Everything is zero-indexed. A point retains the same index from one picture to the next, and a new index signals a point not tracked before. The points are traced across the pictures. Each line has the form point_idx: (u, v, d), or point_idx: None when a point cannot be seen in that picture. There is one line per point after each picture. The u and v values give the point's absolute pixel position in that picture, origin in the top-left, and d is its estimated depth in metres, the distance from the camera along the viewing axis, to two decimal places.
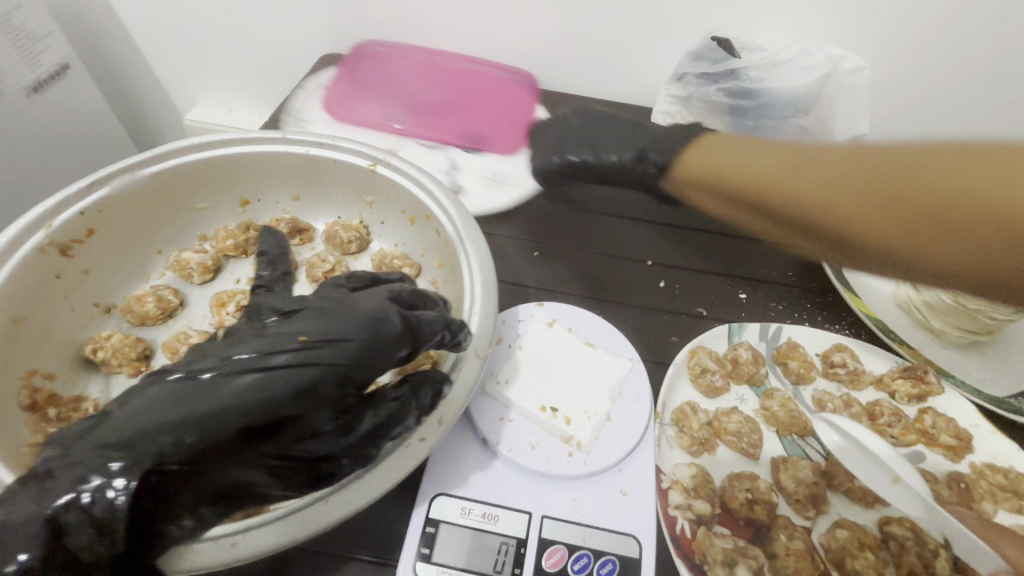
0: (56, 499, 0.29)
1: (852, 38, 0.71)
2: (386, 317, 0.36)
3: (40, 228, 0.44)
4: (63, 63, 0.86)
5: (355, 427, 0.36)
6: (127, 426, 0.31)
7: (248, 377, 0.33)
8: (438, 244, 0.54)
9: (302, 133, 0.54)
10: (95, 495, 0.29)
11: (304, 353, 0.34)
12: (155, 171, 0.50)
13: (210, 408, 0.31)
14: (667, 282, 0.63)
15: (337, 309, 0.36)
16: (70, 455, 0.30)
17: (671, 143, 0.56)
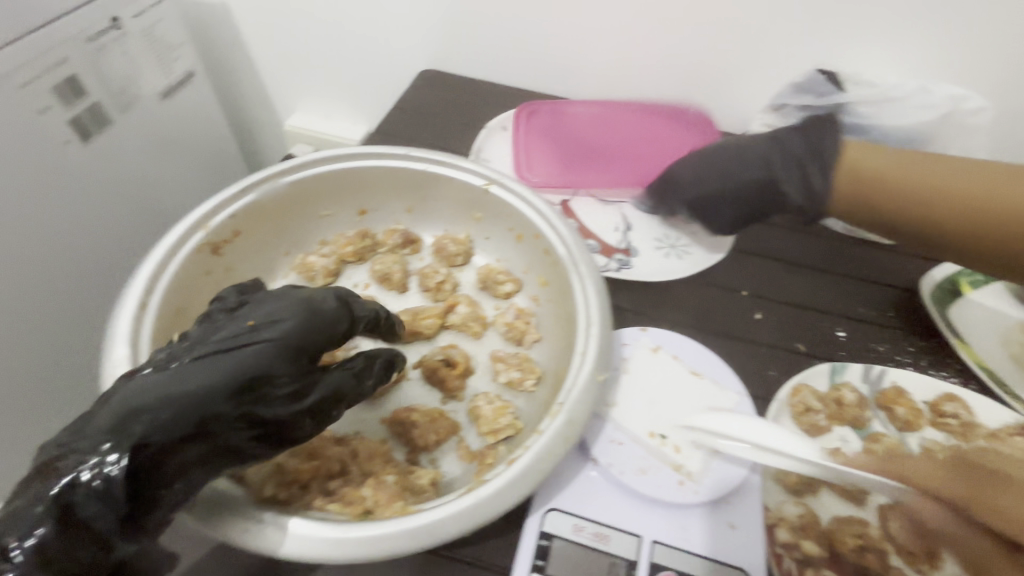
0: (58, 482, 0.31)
1: (970, 75, 0.69)
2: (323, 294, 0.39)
3: (200, 227, 0.49)
4: (189, 71, 0.93)
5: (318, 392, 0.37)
6: (112, 411, 0.32)
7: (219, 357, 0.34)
8: (545, 263, 0.56)
9: (424, 151, 0.58)
10: (93, 475, 0.31)
11: (254, 330, 0.35)
12: (293, 180, 0.54)
13: (178, 388, 0.33)
14: (762, 314, 0.63)
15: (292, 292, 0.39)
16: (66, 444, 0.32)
17: (797, 158, 0.58)
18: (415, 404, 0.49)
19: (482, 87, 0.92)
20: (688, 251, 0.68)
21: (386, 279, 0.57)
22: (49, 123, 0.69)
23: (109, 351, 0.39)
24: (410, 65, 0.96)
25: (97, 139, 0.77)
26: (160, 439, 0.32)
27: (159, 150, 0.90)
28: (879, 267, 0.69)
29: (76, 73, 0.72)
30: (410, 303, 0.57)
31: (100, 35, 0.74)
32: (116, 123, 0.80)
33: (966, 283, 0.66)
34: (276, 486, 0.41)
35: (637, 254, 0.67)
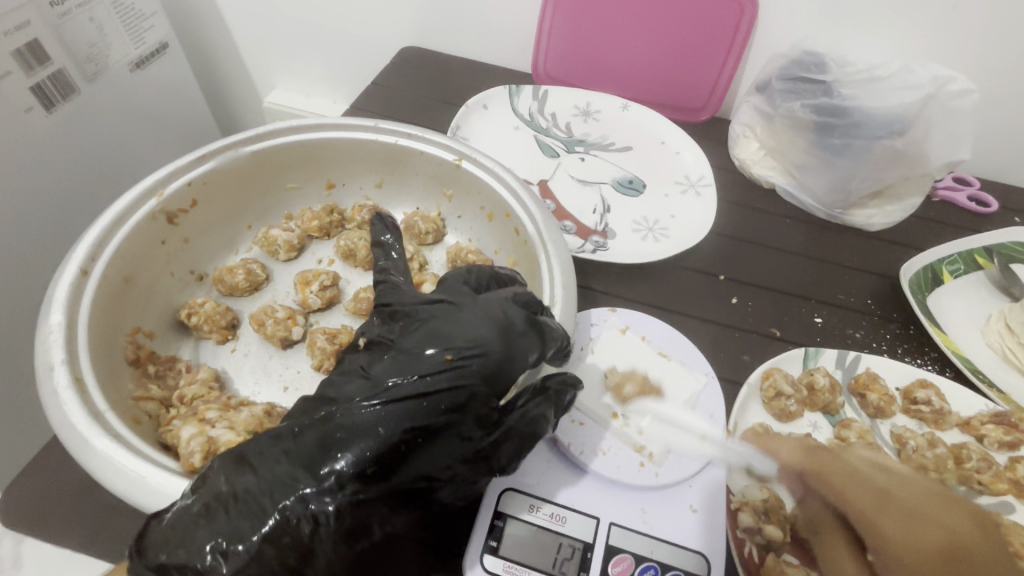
0: (261, 525, 0.30)
1: (940, 49, 0.70)
2: (510, 321, 0.37)
3: (152, 195, 0.47)
4: (161, 42, 0.90)
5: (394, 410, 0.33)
6: (311, 441, 0.32)
7: (302, 449, 0.32)
8: (515, 243, 0.55)
9: (394, 123, 0.56)
10: (301, 509, 0.31)
11: (455, 364, 0.35)
12: (256, 150, 0.52)
13: (377, 427, 0.33)
14: (739, 298, 0.62)
15: (467, 307, 0.38)
16: (283, 486, 0.31)
17: None
18: None
19: (466, 64, 0.90)
20: (666, 234, 0.67)
21: (351, 255, 0.55)
22: (10, 88, 0.67)
23: (45, 318, 0.37)
24: (391, 39, 0.94)
25: (62, 108, 0.74)
26: (340, 478, 0.31)
27: (131, 124, 0.88)
28: (858, 254, 0.69)
29: (38, 37, 0.69)
30: (376, 280, 0.56)
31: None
32: (82, 92, 0.77)
33: (947, 271, 0.66)
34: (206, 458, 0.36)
35: (614, 236, 0.66)
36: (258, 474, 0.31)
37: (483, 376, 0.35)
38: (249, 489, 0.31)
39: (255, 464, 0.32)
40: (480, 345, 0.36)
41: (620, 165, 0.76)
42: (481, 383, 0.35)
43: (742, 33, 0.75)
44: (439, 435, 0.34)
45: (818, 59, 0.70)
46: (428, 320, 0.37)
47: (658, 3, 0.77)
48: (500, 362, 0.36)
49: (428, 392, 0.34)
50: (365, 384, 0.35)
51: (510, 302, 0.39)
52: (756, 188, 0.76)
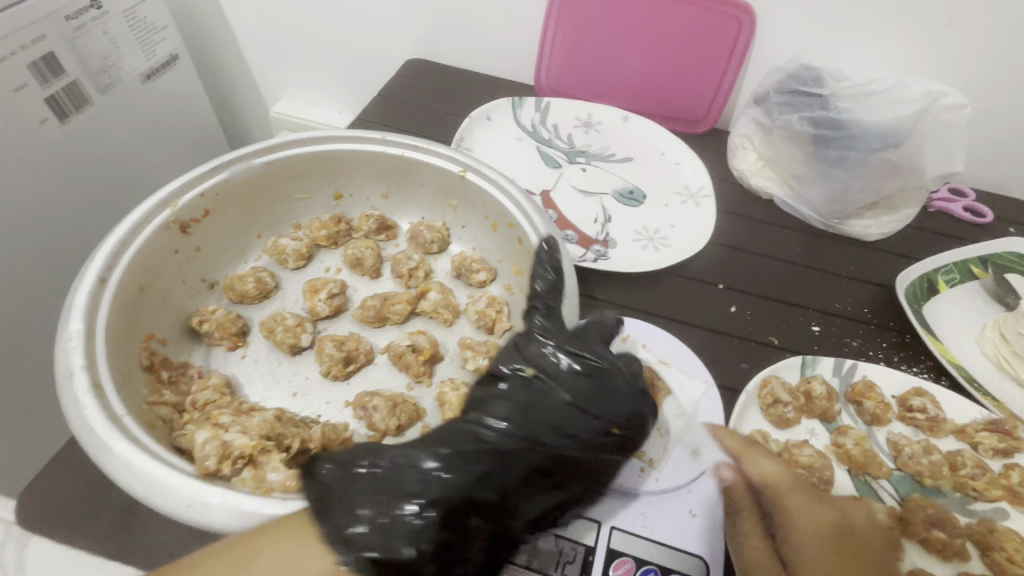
0: (373, 532, 0.32)
1: (934, 63, 0.72)
2: (617, 363, 0.46)
3: (167, 205, 0.48)
4: (172, 54, 0.92)
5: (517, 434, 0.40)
6: (438, 457, 0.37)
7: (428, 463, 0.37)
8: (519, 252, 0.56)
9: (401, 135, 0.58)
10: (410, 517, 0.33)
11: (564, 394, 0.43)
12: (268, 162, 0.54)
13: (499, 443, 0.39)
14: (738, 307, 0.63)
15: (577, 352, 0.46)
16: (404, 493, 0.35)
17: None
18: (380, 389, 0.48)
19: (470, 76, 0.92)
20: (666, 244, 0.68)
21: (358, 264, 0.57)
22: (26, 100, 0.68)
23: (64, 325, 0.38)
24: (396, 51, 0.96)
25: (76, 119, 0.76)
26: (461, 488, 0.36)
27: (141, 134, 0.90)
28: (854, 264, 0.70)
29: (53, 50, 0.71)
30: (382, 288, 0.57)
31: (79, 13, 0.74)
32: (95, 103, 0.79)
33: (942, 281, 0.67)
34: (219, 461, 0.38)
35: (615, 246, 0.67)
36: (377, 484, 0.35)
37: (578, 407, 0.42)
38: (349, 497, 0.34)
39: (375, 477, 0.36)
40: (594, 381, 0.44)
41: (621, 175, 0.77)
42: (589, 408, 0.43)
43: (740, 47, 0.77)
44: (546, 458, 0.40)
45: (814, 73, 0.72)
46: (542, 362, 0.45)
47: (657, 18, 0.79)
48: (589, 404, 0.43)
49: (539, 416, 0.41)
50: (483, 410, 0.42)
51: (608, 347, 0.48)
52: (754, 199, 0.77)
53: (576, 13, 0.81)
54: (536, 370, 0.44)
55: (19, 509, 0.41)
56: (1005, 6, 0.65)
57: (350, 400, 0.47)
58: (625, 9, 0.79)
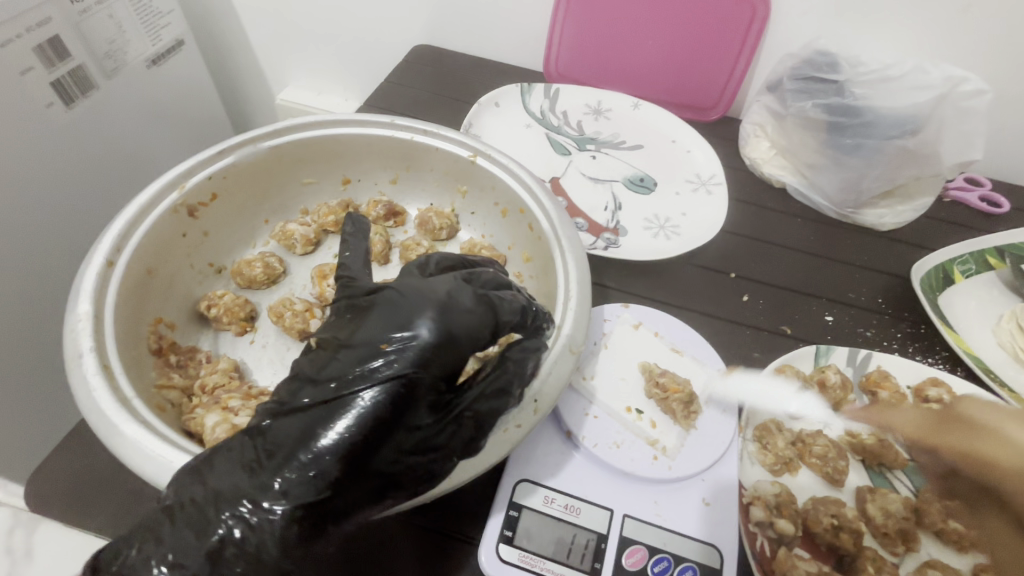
0: (215, 533, 0.30)
1: (953, 49, 0.70)
2: (461, 299, 0.36)
3: (174, 188, 0.47)
4: (177, 39, 0.91)
5: (342, 406, 0.32)
6: (267, 443, 0.33)
7: (256, 453, 0.32)
8: (529, 239, 0.55)
9: (410, 119, 0.57)
10: (255, 514, 0.31)
11: (396, 348, 0.33)
12: (275, 145, 0.53)
13: (336, 426, 0.32)
14: (750, 296, 0.62)
15: (415, 292, 0.36)
16: (234, 490, 0.31)
17: None
18: None
19: (478, 62, 0.91)
20: (677, 232, 0.67)
21: None
22: (31, 84, 0.68)
23: (73, 307, 0.38)
24: (403, 36, 0.94)
25: (81, 104, 0.75)
26: (297, 477, 0.31)
27: (147, 120, 0.89)
28: (868, 254, 0.69)
29: (59, 33, 0.70)
30: (391, 275, 0.57)
31: None
32: (101, 88, 0.78)
33: (958, 271, 0.66)
34: None
35: (625, 234, 0.66)
36: (219, 480, 0.32)
37: (421, 357, 0.33)
38: (198, 498, 0.32)
39: (213, 470, 0.32)
40: (438, 326, 0.34)
41: (631, 163, 0.76)
42: (434, 363, 0.34)
43: (753, 33, 0.76)
44: (400, 426, 0.33)
45: (831, 59, 0.70)
46: (374, 308, 0.36)
47: (669, 3, 0.77)
48: (439, 357, 0.34)
49: (371, 377, 0.33)
50: (310, 381, 0.34)
51: (461, 283, 0.37)
52: (766, 187, 0.76)
53: None
54: (377, 322, 0.35)
55: (30, 493, 0.41)
56: None
57: None
58: None
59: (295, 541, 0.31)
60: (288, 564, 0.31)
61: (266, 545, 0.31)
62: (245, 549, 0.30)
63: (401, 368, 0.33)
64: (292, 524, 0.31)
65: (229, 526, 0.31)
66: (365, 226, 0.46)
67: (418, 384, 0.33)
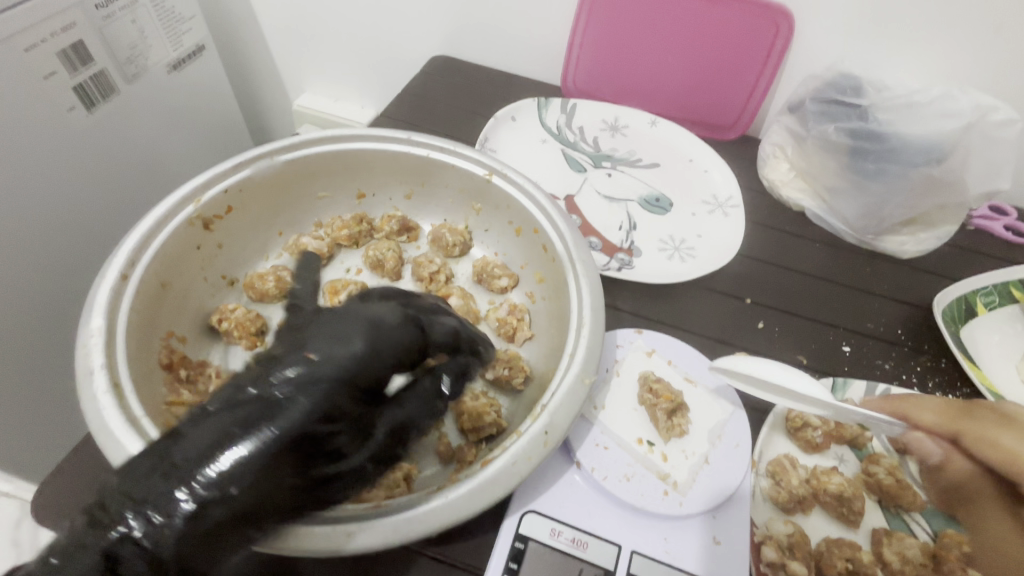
0: (116, 533, 0.29)
1: (981, 76, 0.69)
2: (391, 317, 0.39)
3: (191, 201, 0.47)
4: (198, 45, 0.92)
5: (270, 407, 0.33)
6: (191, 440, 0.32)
7: (175, 451, 0.31)
8: (543, 260, 0.55)
9: (427, 136, 0.56)
10: (166, 514, 0.29)
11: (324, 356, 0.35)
12: (292, 159, 0.53)
13: (262, 426, 0.32)
14: (766, 323, 0.61)
15: (345, 312, 0.38)
16: (141, 487, 0.30)
17: None
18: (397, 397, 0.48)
19: (496, 75, 0.90)
20: (692, 254, 0.67)
21: (380, 266, 0.56)
22: (55, 88, 0.69)
23: (86, 321, 0.38)
24: (422, 47, 0.95)
25: (102, 108, 0.76)
26: (214, 475, 0.30)
27: (166, 124, 0.90)
28: (888, 282, 0.67)
29: (83, 38, 0.71)
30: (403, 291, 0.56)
31: (110, 2, 0.74)
32: (123, 92, 0.79)
33: (981, 303, 0.65)
34: None
35: (640, 255, 0.66)
36: (133, 477, 0.30)
37: (349, 369, 0.36)
38: (111, 496, 0.30)
39: (130, 467, 0.31)
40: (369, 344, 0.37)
41: (648, 181, 0.76)
42: (363, 374, 0.36)
43: (777, 53, 0.75)
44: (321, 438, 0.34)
45: (853, 82, 0.69)
46: (308, 323, 0.38)
47: (691, 22, 0.76)
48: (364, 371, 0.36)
49: (300, 384, 0.34)
50: (236, 382, 0.35)
51: (391, 306, 0.40)
52: (784, 210, 0.75)
53: (608, 13, 0.79)
54: (309, 336, 0.37)
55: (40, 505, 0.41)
56: None
57: None
58: (658, 10, 0.77)
59: (192, 545, 0.30)
60: (183, 568, 0.29)
61: (173, 549, 0.29)
62: (151, 554, 0.29)
63: (326, 374, 0.35)
64: (196, 525, 0.30)
65: (129, 528, 0.29)
66: (313, 261, 0.51)
67: (342, 394, 0.35)
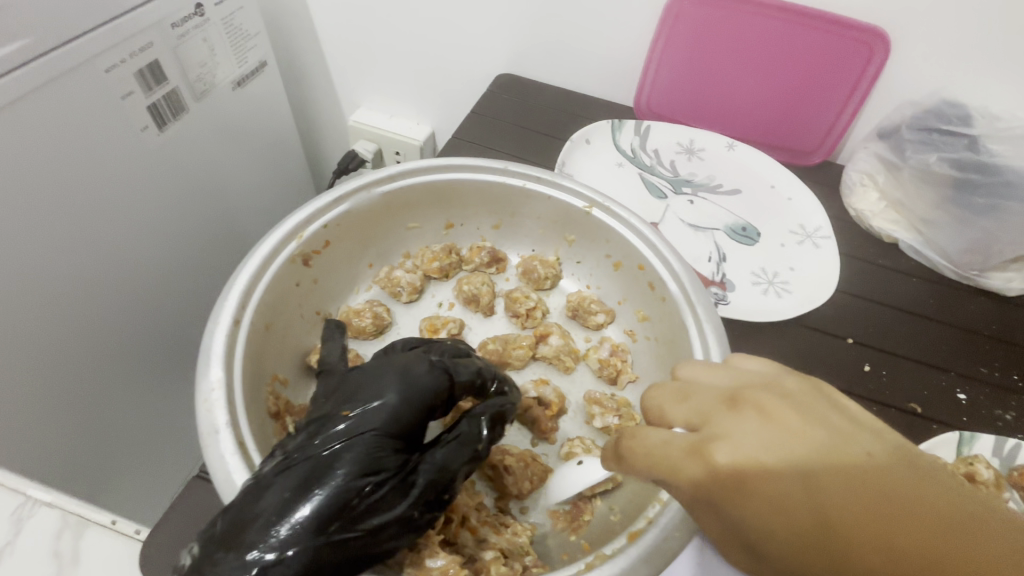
0: None
1: None
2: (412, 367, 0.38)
3: (293, 237, 0.46)
4: (261, 61, 0.91)
5: (314, 461, 0.33)
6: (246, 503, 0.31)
7: (238, 516, 0.30)
8: (646, 298, 0.52)
9: (522, 165, 0.54)
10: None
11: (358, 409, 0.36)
12: (387, 190, 0.51)
13: (311, 485, 0.31)
14: (872, 366, 0.58)
15: (377, 366, 0.39)
16: (217, 552, 0.30)
17: None
18: (508, 445, 0.45)
19: (563, 95, 0.88)
20: (788, 289, 0.63)
21: (474, 301, 0.53)
22: (130, 109, 0.68)
23: (205, 372, 0.36)
24: (486, 65, 0.93)
25: (172, 126, 0.75)
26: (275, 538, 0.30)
27: (229, 141, 0.89)
28: (996, 322, 0.64)
29: (157, 58, 0.70)
30: (496, 328, 0.54)
31: (183, 20, 0.72)
32: (191, 111, 0.78)
33: None
34: None
35: (733, 289, 0.63)
36: (209, 542, 0.30)
37: (383, 416, 0.36)
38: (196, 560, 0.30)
39: (209, 531, 0.31)
40: (402, 390, 0.37)
41: (731, 209, 0.72)
42: (399, 420, 0.36)
43: (871, 76, 0.71)
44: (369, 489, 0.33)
45: (959, 110, 0.65)
46: (345, 380, 0.39)
47: (777, 44, 0.73)
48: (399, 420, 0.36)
49: (343, 438, 0.34)
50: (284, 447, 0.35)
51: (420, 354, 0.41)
52: (876, 241, 0.71)
53: (688, 36, 0.76)
54: (346, 392, 0.37)
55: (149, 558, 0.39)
56: None
57: None
58: (742, 33, 0.74)
59: None
60: None
61: None
62: None
63: (365, 427, 0.35)
64: None
65: None
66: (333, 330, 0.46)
67: (380, 447, 0.34)
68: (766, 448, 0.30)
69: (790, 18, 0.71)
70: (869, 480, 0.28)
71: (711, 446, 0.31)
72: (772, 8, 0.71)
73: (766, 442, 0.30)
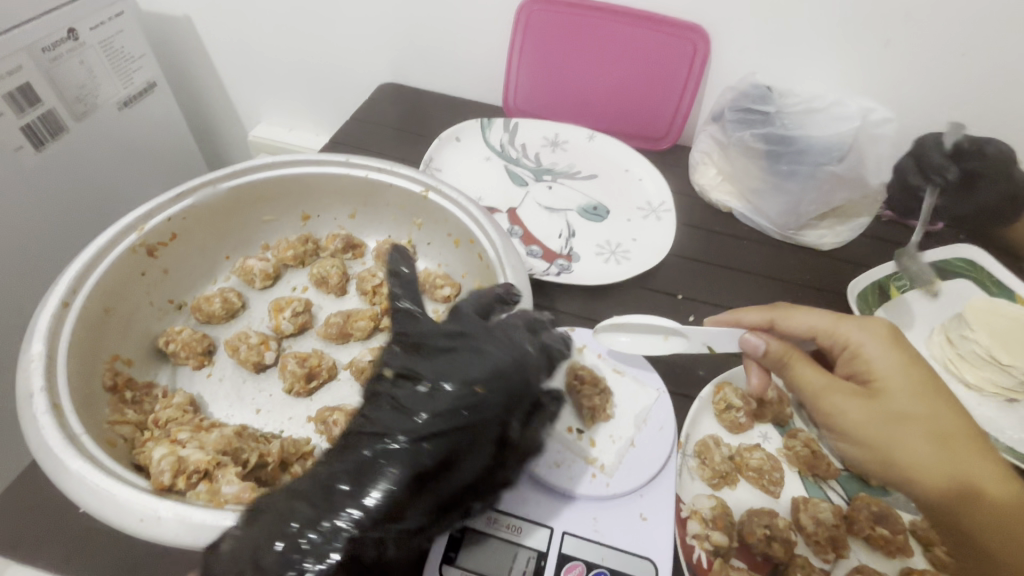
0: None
1: (874, 85, 0.76)
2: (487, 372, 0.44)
3: (134, 230, 0.50)
4: (149, 82, 0.94)
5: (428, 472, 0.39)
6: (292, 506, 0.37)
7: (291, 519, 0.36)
8: (479, 268, 0.58)
9: (364, 157, 0.60)
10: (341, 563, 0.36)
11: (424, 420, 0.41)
12: (234, 185, 0.56)
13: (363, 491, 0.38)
14: (696, 316, 0.66)
15: (465, 368, 0.43)
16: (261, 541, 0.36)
17: None
18: (343, 403, 0.50)
19: (440, 98, 0.95)
20: (627, 256, 0.71)
21: (324, 282, 0.58)
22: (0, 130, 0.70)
23: (26, 348, 0.40)
24: (369, 74, 0.98)
25: (51, 146, 0.77)
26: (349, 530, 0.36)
27: (119, 159, 0.91)
28: (810, 272, 0.72)
29: (29, 81, 0.72)
30: (349, 305, 0.59)
31: (56, 44, 0.75)
32: (72, 130, 0.80)
33: (894, 287, 0.71)
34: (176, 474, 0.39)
35: (578, 260, 0.70)
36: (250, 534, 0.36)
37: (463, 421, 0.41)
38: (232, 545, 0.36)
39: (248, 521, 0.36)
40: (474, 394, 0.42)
41: (585, 192, 0.80)
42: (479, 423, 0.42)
43: (696, 66, 0.80)
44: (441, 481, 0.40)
45: (762, 91, 0.75)
46: (424, 384, 0.43)
47: (617, 43, 0.82)
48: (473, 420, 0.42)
49: (426, 448, 0.40)
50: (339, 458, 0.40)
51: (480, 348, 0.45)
52: (714, 211, 0.80)
53: (540, 38, 0.84)
54: (424, 397, 0.42)
55: None
56: (938, 28, 0.69)
57: (313, 415, 0.49)
58: (586, 34, 0.82)
59: None
60: None
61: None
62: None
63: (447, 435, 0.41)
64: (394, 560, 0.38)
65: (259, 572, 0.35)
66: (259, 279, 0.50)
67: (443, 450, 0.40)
68: (890, 369, 0.46)
69: (623, 19, 0.80)
70: (919, 386, 0.45)
71: (882, 412, 0.44)
72: (607, 11, 0.80)
73: (934, 401, 0.44)
